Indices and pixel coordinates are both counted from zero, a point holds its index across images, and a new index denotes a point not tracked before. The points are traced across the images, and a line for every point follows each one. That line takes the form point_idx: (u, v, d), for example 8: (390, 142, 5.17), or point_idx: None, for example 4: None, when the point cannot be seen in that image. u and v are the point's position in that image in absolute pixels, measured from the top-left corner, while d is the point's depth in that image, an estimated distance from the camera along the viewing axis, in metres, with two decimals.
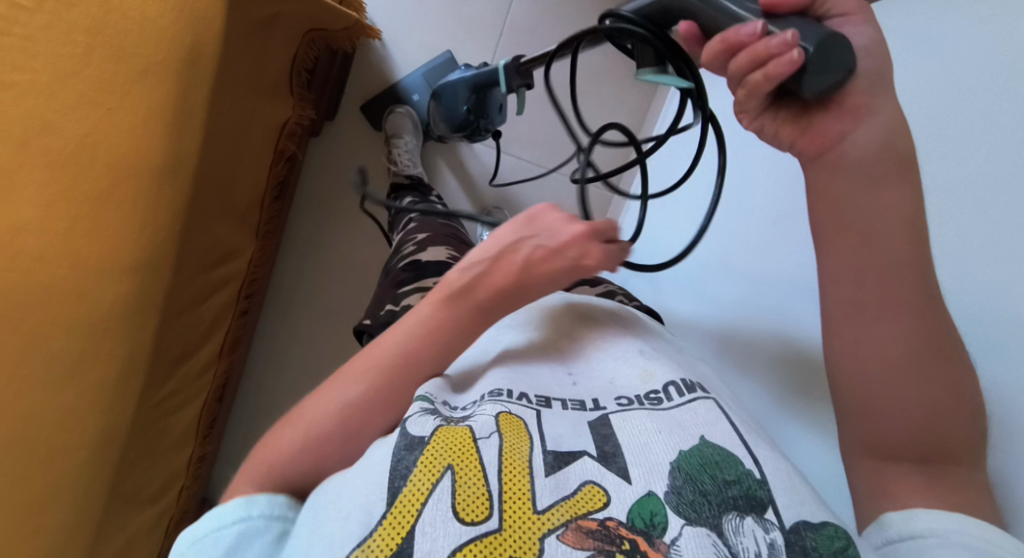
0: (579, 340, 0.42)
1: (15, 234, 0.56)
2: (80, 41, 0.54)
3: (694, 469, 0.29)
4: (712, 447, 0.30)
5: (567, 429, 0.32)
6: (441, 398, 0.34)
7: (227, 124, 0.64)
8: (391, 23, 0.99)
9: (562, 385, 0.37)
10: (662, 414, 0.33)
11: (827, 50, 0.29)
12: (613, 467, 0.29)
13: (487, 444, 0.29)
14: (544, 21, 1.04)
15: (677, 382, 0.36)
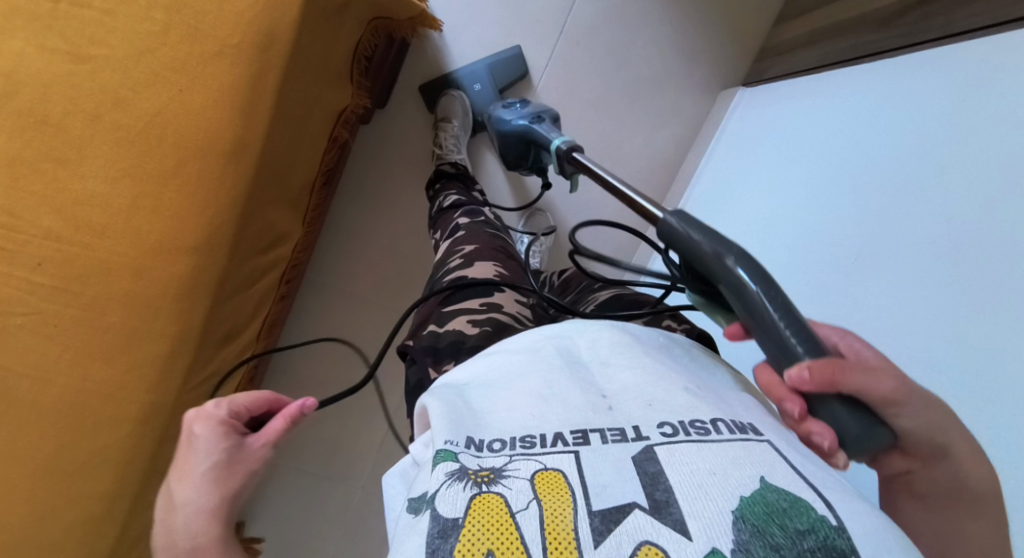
0: (612, 364, 0.36)
1: (81, 208, 0.56)
2: (158, 19, 0.53)
3: (759, 519, 0.23)
4: (776, 490, 0.24)
5: (613, 473, 0.26)
6: (465, 441, 0.29)
7: (293, 110, 0.63)
8: (453, 14, 0.98)
9: (597, 409, 0.32)
10: (711, 448, 0.27)
11: (866, 438, 0.28)
12: (668, 520, 0.24)
13: (526, 517, 0.25)
14: (608, 22, 1.01)
15: (727, 419, 0.29)
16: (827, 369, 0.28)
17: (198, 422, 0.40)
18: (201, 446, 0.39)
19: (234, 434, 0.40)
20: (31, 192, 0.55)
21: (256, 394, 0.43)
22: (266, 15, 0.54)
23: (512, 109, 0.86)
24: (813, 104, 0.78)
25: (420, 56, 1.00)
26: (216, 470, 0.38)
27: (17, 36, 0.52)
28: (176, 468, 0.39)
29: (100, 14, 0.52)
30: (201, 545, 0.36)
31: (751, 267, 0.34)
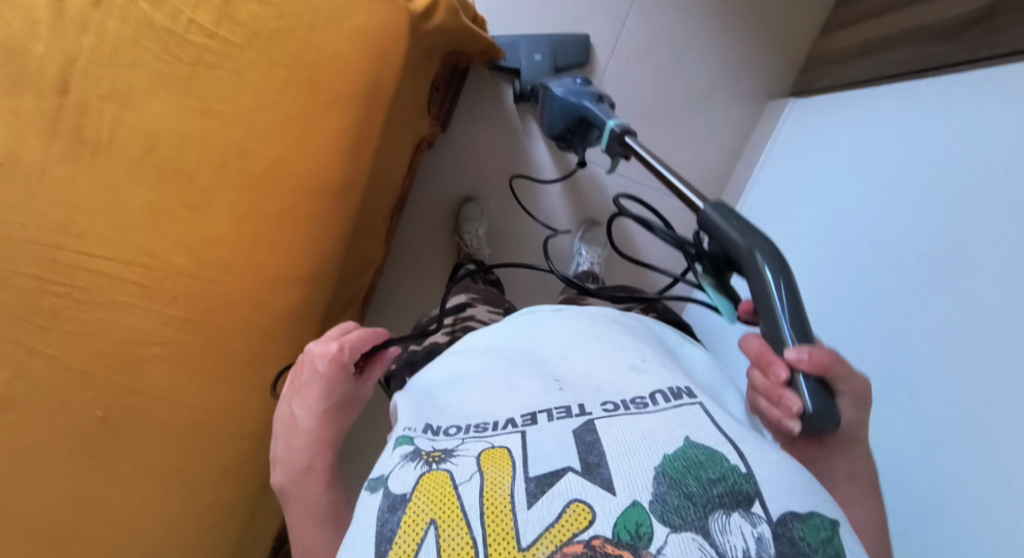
0: (570, 354, 0.39)
1: (209, 246, 0.62)
2: (279, 75, 0.58)
3: (678, 472, 0.25)
4: (696, 446, 0.27)
5: (552, 444, 0.29)
6: (424, 426, 0.32)
7: (387, 150, 0.68)
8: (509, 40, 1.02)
9: (548, 391, 0.34)
10: (647, 418, 0.30)
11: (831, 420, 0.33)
12: (596, 479, 0.26)
13: (468, 487, 0.26)
14: (656, 40, 1.05)
15: (664, 390, 0.32)
16: (812, 353, 0.33)
17: (317, 364, 0.43)
18: (321, 388, 0.42)
19: (348, 377, 0.44)
20: (167, 235, 0.61)
21: (367, 332, 0.45)
22: (370, 66, 0.59)
23: (576, 81, 0.83)
24: (865, 113, 0.80)
25: (477, 82, 1.05)
26: (330, 405, 0.43)
27: (159, 98, 0.58)
28: (296, 398, 0.44)
29: (228, 73, 0.58)
30: (314, 467, 0.44)
31: (772, 257, 0.38)
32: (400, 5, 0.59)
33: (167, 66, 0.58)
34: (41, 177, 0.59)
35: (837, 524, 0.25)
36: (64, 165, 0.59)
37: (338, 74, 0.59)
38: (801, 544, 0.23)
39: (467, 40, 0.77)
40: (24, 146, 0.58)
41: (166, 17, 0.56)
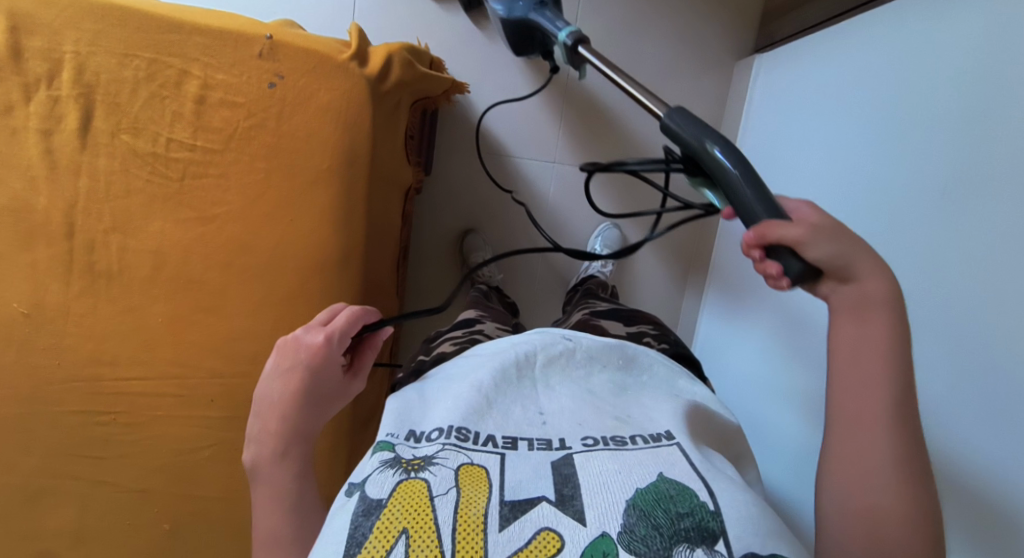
0: (559, 380, 0.42)
1: (232, 343, 0.64)
2: (261, 167, 0.61)
3: (648, 504, 0.31)
4: (668, 481, 0.32)
5: (529, 470, 0.33)
6: (405, 434, 0.37)
7: (377, 208, 0.70)
8: (470, 71, 1.05)
9: (532, 422, 0.38)
10: (623, 455, 0.35)
11: (811, 273, 0.35)
12: (569, 510, 0.31)
13: (444, 500, 0.31)
14: (608, 34, 1.06)
15: (644, 433, 0.37)
16: (767, 227, 0.33)
17: (304, 347, 0.44)
18: (306, 367, 0.44)
19: (335, 361, 0.45)
20: (192, 342, 0.64)
21: (355, 313, 0.48)
22: (344, 137, 0.61)
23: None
24: (825, 51, 0.80)
25: (449, 118, 1.07)
26: (311, 389, 0.44)
27: (157, 218, 0.61)
28: (277, 382, 0.44)
29: (215, 178, 0.61)
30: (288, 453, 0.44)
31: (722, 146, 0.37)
32: (356, 72, 0.61)
33: (157, 186, 0.61)
34: (66, 317, 0.62)
35: None
36: (86, 301, 0.62)
37: (315, 152, 0.61)
38: None
39: (428, 84, 0.80)
40: (44, 293, 0.61)
41: (147, 141, 0.59)
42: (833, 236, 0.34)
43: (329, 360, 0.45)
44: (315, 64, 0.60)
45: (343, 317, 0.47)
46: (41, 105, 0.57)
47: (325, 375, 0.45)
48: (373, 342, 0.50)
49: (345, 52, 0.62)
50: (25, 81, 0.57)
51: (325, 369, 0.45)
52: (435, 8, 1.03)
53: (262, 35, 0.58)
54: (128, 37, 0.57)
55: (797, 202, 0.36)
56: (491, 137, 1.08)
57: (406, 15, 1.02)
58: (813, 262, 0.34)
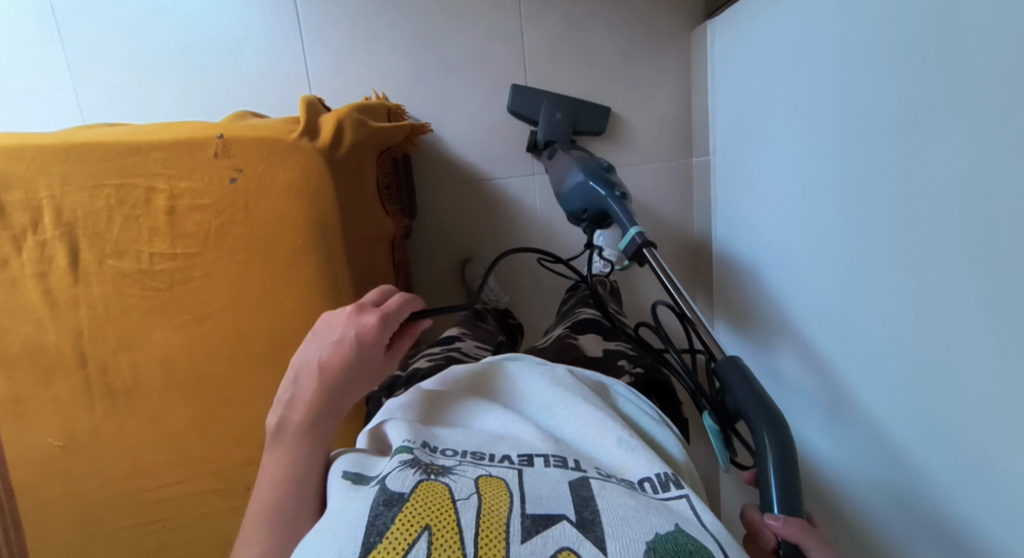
0: (564, 407, 0.43)
1: (256, 428, 0.67)
2: (242, 257, 0.63)
3: (668, 554, 0.28)
4: (688, 536, 0.30)
5: (549, 488, 0.33)
6: (421, 444, 0.37)
7: (360, 268, 0.72)
8: (430, 109, 1.07)
9: (545, 440, 0.39)
10: (639, 495, 0.34)
11: None
12: (590, 536, 0.29)
13: (466, 505, 0.31)
14: (556, 37, 1.06)
15: (653, 478, 0.36)
16: (799, 530, 0.38)
17: (357, 323, 0.46)
18: (354, 340, 0.45)
19: (380, 342, 0.47)
20: (219, 435, 0.67)
21: (406, 300, 0.50)
22: (312, 212, 0.63)
23: (597, 163, 0.86)
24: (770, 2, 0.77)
25: (424, 157, 1.08)
26: (353, 363, 0.46)
27: (158, 327, 0.64)
28: (324, 349, 0.46)
29: (201, 278, 0.63)
30: (312, 425, 0.45)
31: (765, 416, 0.43)
32: (309, 147, 0.62)
33: (151, 299, 0.63)
34: (99, 438, 0.66)
35: None
36: (113, 420, 0.66)
37: (289, 233, 0.63)
38: None
39: (389, 135, 0.81)
40: (74, 422, 0.65)
41: (132, 260, 0.62)
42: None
43: (377, 340, 0.47)
44: (267, 150, 0.61)
45: (401, 303, 0.49)
46: (32, 252, 0.61)
47: (369, 352, 0.46)
48: (412, 331, 0.52)
49: (294, 130, 0.63)
50: (13, 233, 0.60)
51: (371, 345, 0.46)
52: (385, 57, 1.05)
53: (212, 136, 0.60)
54: (92, 170, 0.60)
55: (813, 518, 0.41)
56: (468, 166, 1.09)
57: (357, 70, 1.05)
58: None
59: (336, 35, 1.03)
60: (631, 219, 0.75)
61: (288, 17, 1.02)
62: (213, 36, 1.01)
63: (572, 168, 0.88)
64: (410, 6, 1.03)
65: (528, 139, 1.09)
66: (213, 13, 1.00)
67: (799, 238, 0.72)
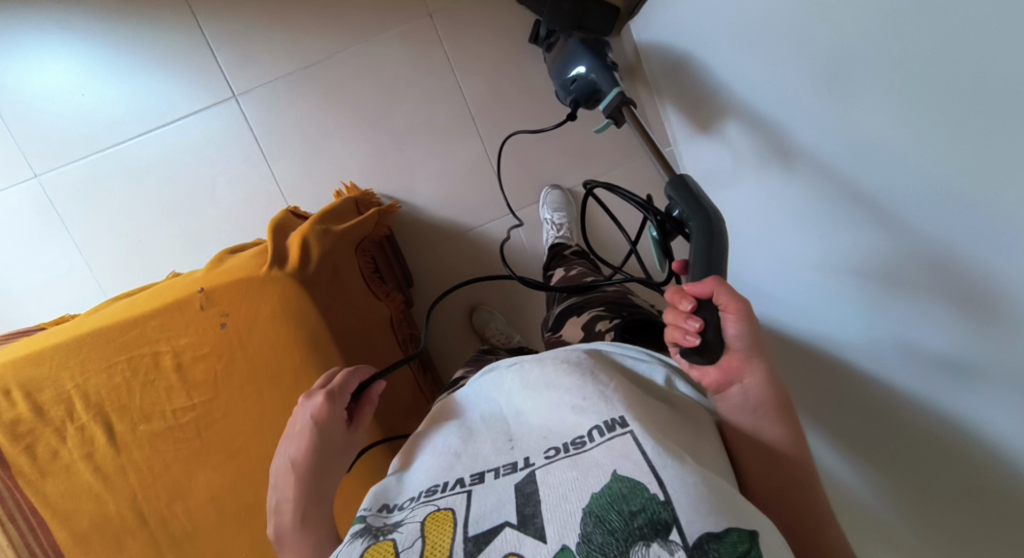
0: (522, 407, 0.45)
1: None
2: (252, 389, 0.68)
3: (604, 508, 0.34)
4: (620, 481, 0.35)
5: (493, 502, 0.37)
6: (379, 506, 0.42)
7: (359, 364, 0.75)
8: (398, 183, 1.11)
9: (501, 450, 0.42)
10: (582, 459, 0.38)
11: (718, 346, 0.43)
12: (530, 531, 0.35)
13: (409, 551, 0.36)
14: (495, 82, 1.09)
15: (600, 424, 0.40)
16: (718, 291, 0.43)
17: (309, 407, 0.53)
18: (311, 426, 0.52)
19: (336, 418, 0.54)
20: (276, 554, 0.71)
21: (348, 374, 0.56)
22: (300, 330, 0.67)
23: (595, 39, 0.90)
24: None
25: (405, 229, 1.12)
26: (319, 448, 0.52)
27: (198, 472, 0.69)
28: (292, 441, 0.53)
29: (222, 419, 0.68)
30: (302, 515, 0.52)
31: (702, 214, 0.49)
32: (279, 275, 0.66)
33: (185, 449, 0.69)
34: None
35: (755, 534, 0.32)
36: None
37: (286, 355, 0.67)
38: None
39: (359, 227, 0.85)
40: None
41: (158, 420, 0.68)
42: (751, 334, 0.43)
43: (330, 419, 0.53)
44: (243, 289, 0.66)
45: (343, 379, 0.56)
46: (75, 437, 0.68)
47: (330, 429, 0.53)
48: (372, 397, 0.58)
49: (264, 262, 0.68)
50: (56, 425, 0.67)
51: (328, 424, 0.53)
52: (342, 149, 1.10)
53: (195, 291, 0.66)
54: (105, 353, 0.66)
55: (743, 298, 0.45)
56: (446, 221, 1.13)
57: (321, 169, 1.10)
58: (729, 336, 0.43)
59: (293, 143, 1.09)
60: (617, 82, 0.83)
61: (248, 141, 1.09)
62: (188, 181, 1.09)
63: (568, 47, 0.91)
64: (353, 98, 1.09)
65: (523, 50, 1.08)
66: (184, 160, 1.09)
67: (779, 200, 0.70)
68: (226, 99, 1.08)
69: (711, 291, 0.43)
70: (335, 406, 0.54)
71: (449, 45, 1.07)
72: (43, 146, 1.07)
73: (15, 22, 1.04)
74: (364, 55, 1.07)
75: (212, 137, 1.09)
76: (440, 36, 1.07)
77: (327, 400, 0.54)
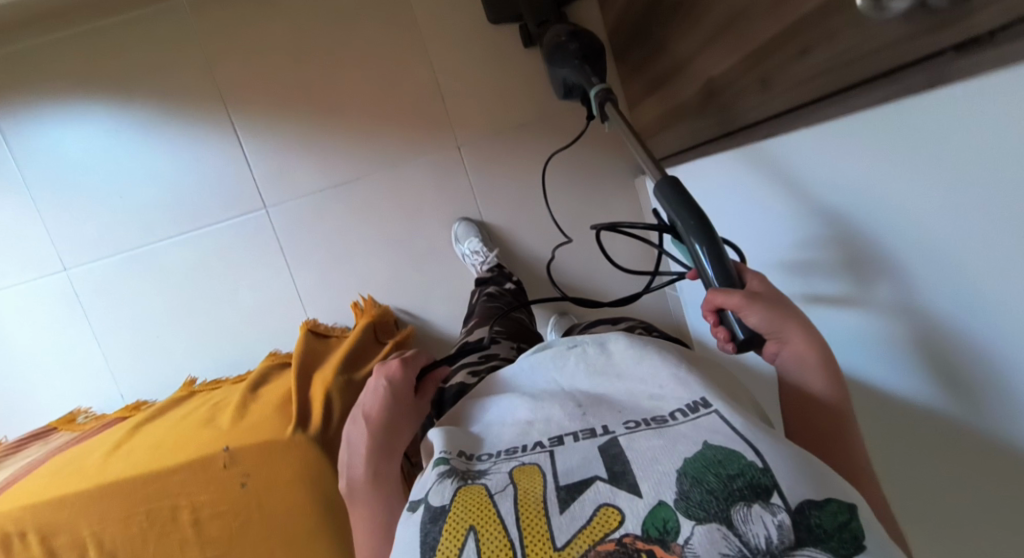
0: (595, 384, 0.46)
1: None
2: (264, 547, 0.70)
3: (699, 470, 0.34)
4: (714, 447, 0.35)
5: (579, 459, 0.38)
6: (458, 452, 0.41)
7: None
8: (413, 299, 1.16)
9: (573, 416, 0.42)
10: (667, 431, 0.38)
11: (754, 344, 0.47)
12: (624, 485, 0.35)
13: (502, 496, 0.36)
14: (512, 213, 1.15)
15: (682, 407, 0.40)
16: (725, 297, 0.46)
17: (383, 369, 0.58)
18: (385, 386, 0.56)
19: (408, 382, 0.58)
20: None
21: (420, 349, 0.63)
22: (315, 494, 0.69)
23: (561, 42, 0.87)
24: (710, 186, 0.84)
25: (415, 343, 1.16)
26: (391, 408, 0.56)
27: None
28: (369, 395, 0.57)
29: None
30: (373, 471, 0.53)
31: (698, 228, 0.49)
32: (302, 439, 0.69)
33: None
34: None
35: (854, 506, 0.32)
36: None
37: (299, 518, 0.69)
38: (819, 526, 0.31)
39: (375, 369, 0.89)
40: None
41: None
42: (769, 312, 0.46)
43: (404, 382, 0.58)
44: (266, 452, 0.69)
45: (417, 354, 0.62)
46: None
47: (399, 387, 0.57)
48: (437, 376, 0.63)
49: (288, 423, 0.71)
50: None
51: (400, 383, 0.57)
52: (363, 265, 1.15)
53: (218, 450, 0.68)
54: (123, 505, 0.68)
55: (750, 273, 0.49)
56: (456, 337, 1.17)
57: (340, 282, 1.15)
58: (754, 331, 0.46)
59: (316, 253, 1.14)
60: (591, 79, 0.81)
61: (273, 250, 1.13)
62: (213, 281, 1.13)
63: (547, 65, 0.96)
64: (377, 217, 1.14)
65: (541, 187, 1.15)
66: (209, 267, 1.13)
67: None
68: (256, 211, 1.12)
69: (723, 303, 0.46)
70: (407, 369, 0.59)
71: (473, 177, 1.14)
72: (74, 244, 1.10)
73: (66, 126, 1.08)
74: (392, 178, 1.13)
75: (240, 247, 1.13)
76: (466, 167, 1.14)
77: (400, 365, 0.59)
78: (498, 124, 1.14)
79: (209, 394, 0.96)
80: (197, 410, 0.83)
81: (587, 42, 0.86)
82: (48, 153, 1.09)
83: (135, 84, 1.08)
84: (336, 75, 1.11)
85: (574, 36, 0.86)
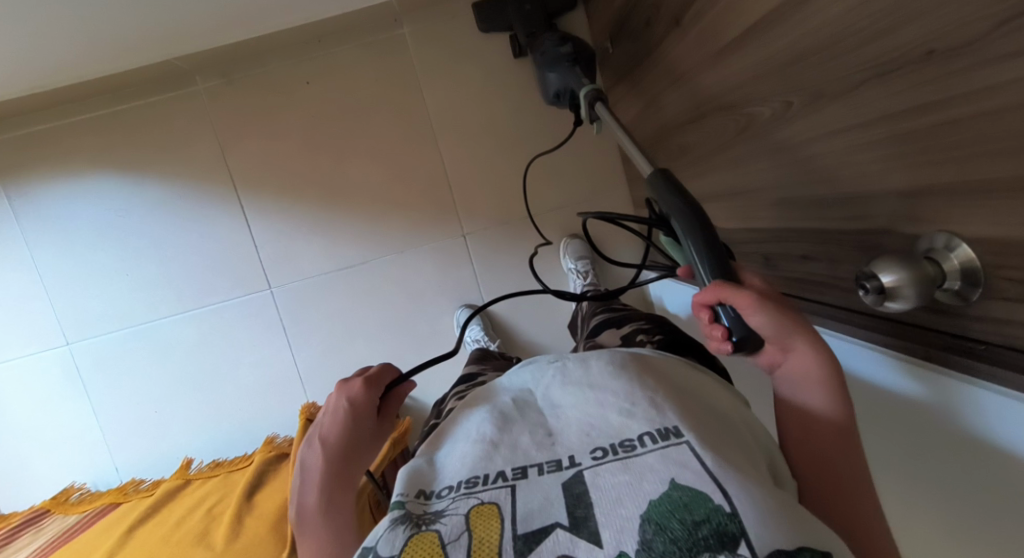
0: (565, 402, 0.41)
1: None
2: None
3: (663, 516, 0.30)
4: (681, 488, 0.31)
5: (540, 499, 0.33)
6: (418, 494, 0.37)
7: None
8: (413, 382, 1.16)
9: (540, 443, 0.38)
10: (634, 462, 0.34)
11: (753, 344, 0.40)
12: (584, 533, 0.31)
13: (456, 546, 0.31)
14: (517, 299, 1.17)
15: (651, 430, 0.35)
16: (721, 292, 0.39)
17: (346, 388, 0.53)
18: (345, 408, 0.51)
19: (371, 405, 0.53)
20: None
21: (386, 364, 0.56)
22: None
23: (550, 46, 0.84)
24: None
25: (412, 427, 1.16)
26: (351, 431, 0.51)
27: None
28: (329, 417, 0.52)
29: None
30: (327, 497, 0.49)
31: (694, 225, 0.43)
32: None
33: None
34: None
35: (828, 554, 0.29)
36: None
37: None
38: None
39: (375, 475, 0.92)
40: None
41: None
42: (776, 315, 0.39)
43: (365, 405, 0.52)
44: None
45: (385, 367, 0.55)
46: None
47: (361, 406, 0.52)
48: (402, 393, 0.56)
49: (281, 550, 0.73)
50: None
51: (364, 402, 0.52)
52: (364, 349, 1.15)
53: None
54: None
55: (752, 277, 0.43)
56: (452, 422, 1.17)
57: (341, 363, 1.15)
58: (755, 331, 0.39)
59: (317, 336, 1.15)
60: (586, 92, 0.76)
61: (276, 331, 1.14)
62: (212, 358, 1.13)
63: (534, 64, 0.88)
64: (382, 303, 1.15)
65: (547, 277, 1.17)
66: (211, 346, 1.13)
67: None
68: (260, 292, 1.13)
69: (720, 299, 0.39)
70: (375, 388, 0.53)
71: (478, 265, 1.15)
72: (80, 319, 1.11)
73: (76, 203, 1.08)
74: (398, 264, 1.14)
75: (242, 328, 1.13)
76: (471, 256, 1.15)
77: (365, 383, 0.53)
78: (505, 213, 1.15)
79: (204, 486, 0.95)
80: (189, 517, 0.82)
81: (576, 48, 0.84)
82: (56, 227, 1.09)
83: (148, 166, 1.09)
84: (348, 162, 1.12)
85: (564, 41, 0.84)
